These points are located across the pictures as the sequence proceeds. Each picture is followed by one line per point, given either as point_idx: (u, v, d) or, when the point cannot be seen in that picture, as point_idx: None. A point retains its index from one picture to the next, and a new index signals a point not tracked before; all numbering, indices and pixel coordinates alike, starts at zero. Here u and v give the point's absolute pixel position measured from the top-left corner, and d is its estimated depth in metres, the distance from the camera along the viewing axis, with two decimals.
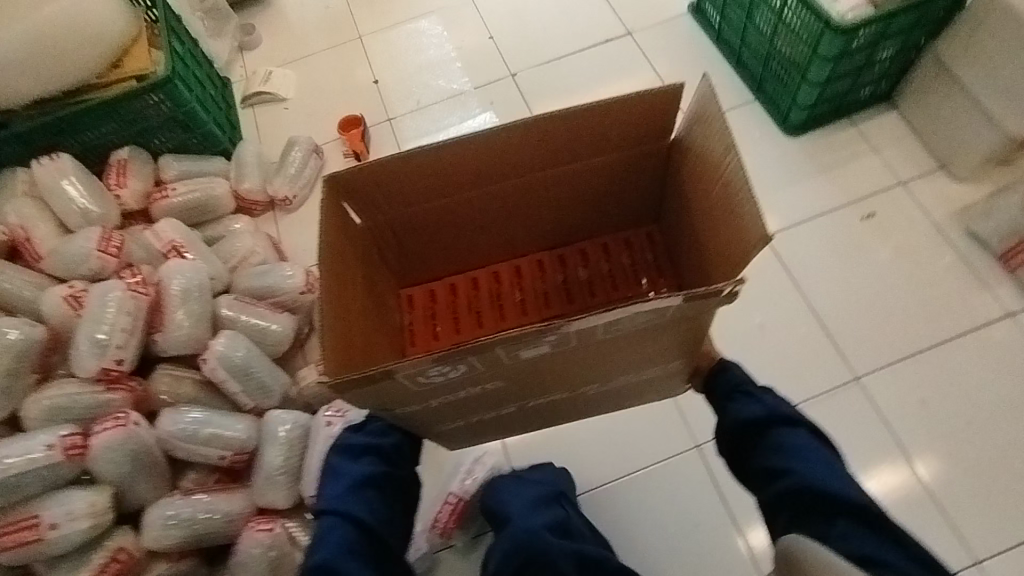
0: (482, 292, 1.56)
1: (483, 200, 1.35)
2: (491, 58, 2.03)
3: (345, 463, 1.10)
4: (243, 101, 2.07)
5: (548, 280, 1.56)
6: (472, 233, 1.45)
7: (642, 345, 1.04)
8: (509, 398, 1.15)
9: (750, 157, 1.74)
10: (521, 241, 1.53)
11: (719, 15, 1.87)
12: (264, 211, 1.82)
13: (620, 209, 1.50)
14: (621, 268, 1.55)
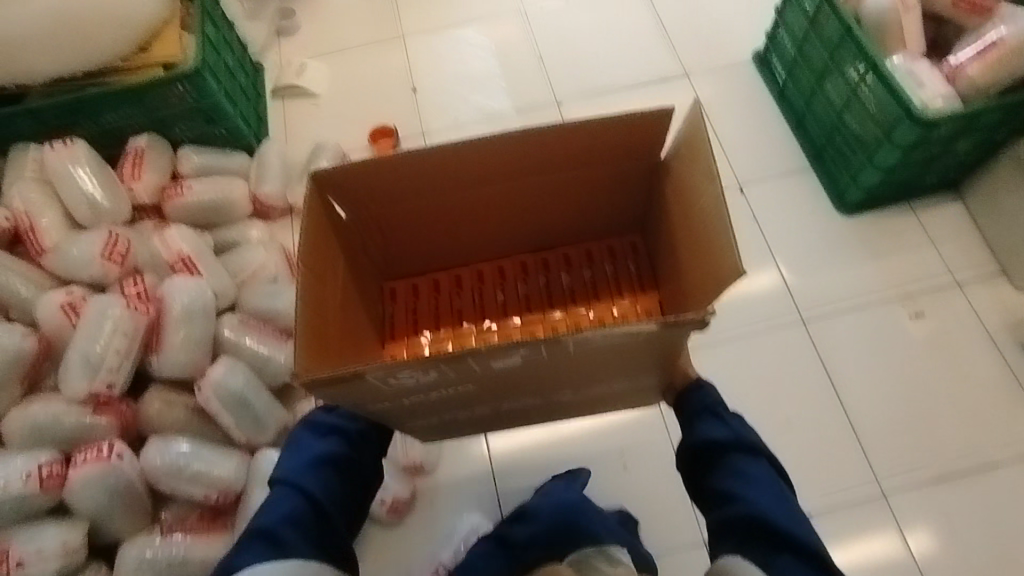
0: (464, 291, 1.51)
1: (469, 195, 1.31)
2: (538, 80, 1.92)
3: (309, 437, 1.04)
4: (273, 92, 1.97)
5: (532, 282, 1.52)
6: (455, 228, 1.42)
7: (614, 359, 1.02)
8: (482, 401, 1.11)
9: (799, 229, 1.66)
10: (507, 241, 1.49)
11: (786, 73, 1.76)
12: (281, 217, 1.72)
13: (608, 216, 1.46)
14: (606, 279, 1.50)
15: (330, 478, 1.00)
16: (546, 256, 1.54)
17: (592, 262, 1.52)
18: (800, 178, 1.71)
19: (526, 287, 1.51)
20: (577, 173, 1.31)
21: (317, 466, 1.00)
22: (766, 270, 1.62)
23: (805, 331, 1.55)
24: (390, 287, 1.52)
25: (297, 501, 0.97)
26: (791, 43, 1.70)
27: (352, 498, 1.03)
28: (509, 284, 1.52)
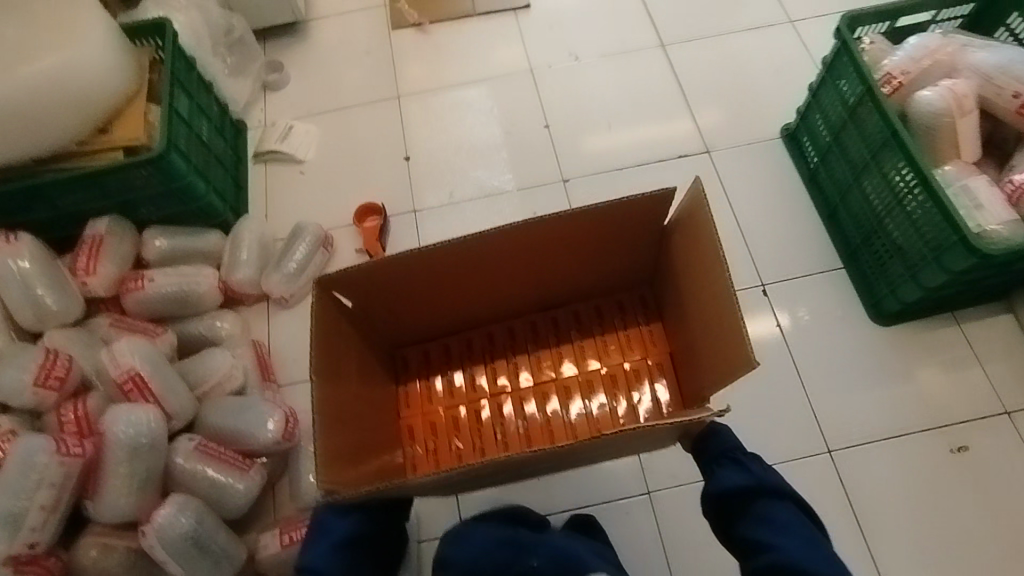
0: (479, 356, 1.41)
1: (474, 265, 1.23)
2: (543, 154, 1.77)
3: (332, 518, 0.99)
4: (255, 156, 1.83)
5: (545, 340, 1.42)
6: (466, 294, 1.32)
7: (635, 440, 1.03)
8: (500, 474, 1.08)
9: (827, 337, 1.49)
10: (516, 302, 1.39)
11: (818, 156, 1.59)
12: (255, 302, 1.61)
13: (616, 272, 1.37)
14: (616, 335, 1.41)
15: (350, 558, 0.99)
16: (556, 314, 1.44)
17: (602, 317, 1.42)
18: (827, 279, 1.55)
19: (540, 346, 1.41)
20: (583, 238, 1.24)
21: (341, 552, 0.98)
22: (789, 384, 1.44)
23: (832, 463, 1.37)
24: (401, 355, 1.42)
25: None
26: (825, 129, 1.52)
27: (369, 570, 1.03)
28: (520, 346, 1.42)
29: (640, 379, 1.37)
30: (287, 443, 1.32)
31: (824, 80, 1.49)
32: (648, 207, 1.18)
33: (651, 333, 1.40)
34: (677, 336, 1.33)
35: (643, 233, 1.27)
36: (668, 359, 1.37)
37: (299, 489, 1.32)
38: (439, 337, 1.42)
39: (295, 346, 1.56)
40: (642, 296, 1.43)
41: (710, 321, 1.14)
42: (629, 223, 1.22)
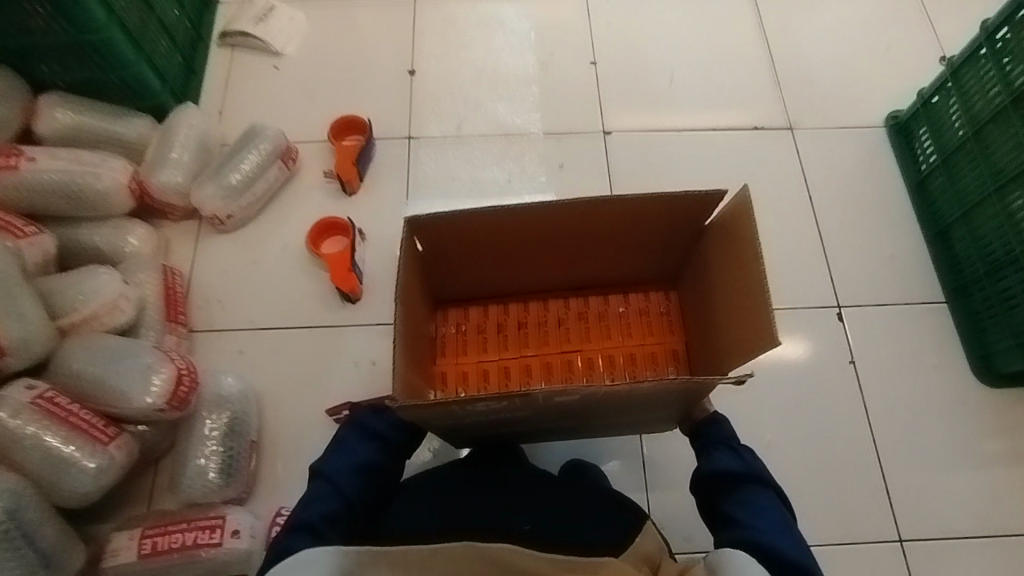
0: (510, 324, 1.07)
1: (484, 233, 0.90)
2: (585, 97, 1.39)
3: (354, 439, 0.82)
4: (220, 36, 1.43)
5: (572, 313, 1.07)
6: (486, 256, 0.96)
7: (653, 405, 0.77)
8: (448, 421, 0.75)
9: (913, 386, 1.14)
10: (539, 276, 1.04)
11: (937, 157, 1.23)
12: (183, 219, 1.23)
13: (647, 261, 1.03)
14: (635, 312, 1.07)
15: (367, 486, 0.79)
16: (584, 293, 1.09)
17: (628, 303, 1.08)
18: (921, 314, 1.19)
19: (562, 320, 1.07)
20: (618, 219, 0.90)
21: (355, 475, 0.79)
22: (857, 443, 1.09)
23: (902, 558, 1.02)
24: (441, 311, 1.07)
25: (326, 513, 0.75)
26: (961, 120, 1.16)
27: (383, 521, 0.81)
28: (542, 320, 1.07)
29: (655, 361, 1.04)
30: (175, 411, 0.96)
31: (974, 55, 1.12)
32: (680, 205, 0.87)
33: (669, 315, 1.07)
34: (696, 323, 1.00)
35: (677, 227, 0.93)
36: (685, 348, 1.04)
37: (180, 479, 0.96)
38: (476, 297, 1.07)
39: (224, 284, 1.19)
40: (664, 288, 1.08)
41: (738, 305, 0.84)
42: (666, 211, 0.88)
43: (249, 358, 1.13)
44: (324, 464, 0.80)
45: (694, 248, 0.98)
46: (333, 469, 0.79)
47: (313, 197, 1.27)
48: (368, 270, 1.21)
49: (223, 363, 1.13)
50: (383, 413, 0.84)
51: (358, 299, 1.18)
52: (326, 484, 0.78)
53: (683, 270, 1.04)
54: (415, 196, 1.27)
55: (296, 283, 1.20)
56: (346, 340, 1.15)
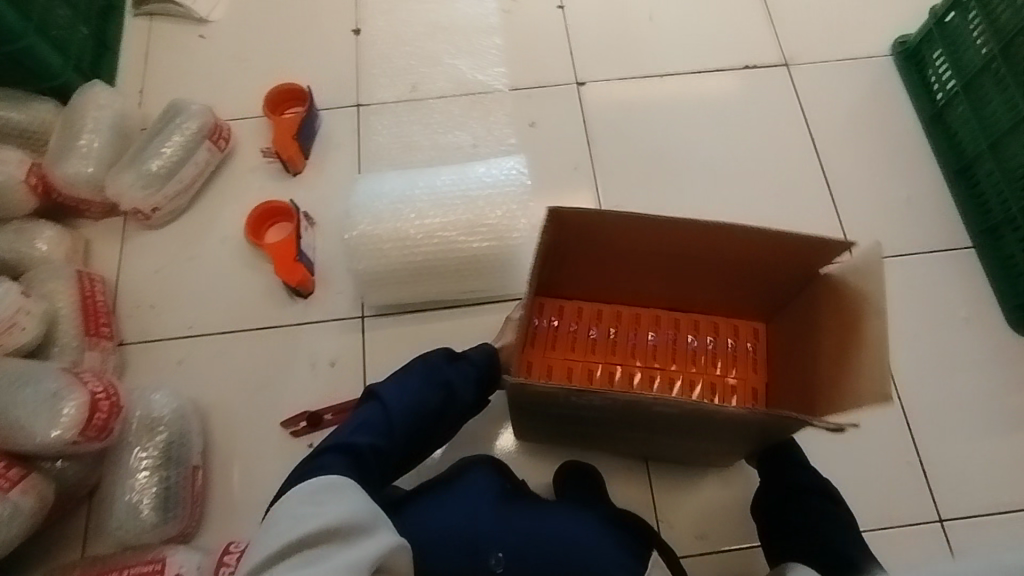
0: (602, 330, 0.96)
1: (606, 231, 0.80)
2: (554, 45, 1.23)
3: (422, 378, 0.79)
4: (134, 3, 1.25)
5: (661, 332, 0.97)
6: (594, 256, 0.87)
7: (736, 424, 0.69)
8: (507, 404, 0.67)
9: (944, 344, 1.01)
10: (638, 285, 0.93)
11: (960, 83, 1.09)
12: (103, 216, 1.07)
13: (748, 295, 0.91)
14: (722, 345, 0.96)
15: (415, 422, 0.76)
16: (676, 314, 0.98)
17: (718, 334, 0.96)
18: (944, 261, 1.06)
19: (648, 337, 0.96)
20: (741, 249, 0.80)
21: (410, 411, 0.76)
22: (884, 412, 0.97)
23: (943, 539, 0.91)
24: (538, 301, 0.97)
25: (371, 444, 0.73)
26: (983, 36, 1.03)
27: (417, 457, 0.79)
28: (631, 333, 0.96)
29: (731, 397, 0.93)
30: (96, 443, 0.83)
31: None
32: (810, 248, 0.75)
33: (756, 354, 0.95)
34: (787, 367, 0.89)
35: (795, 269, 0.81)
36: (767, 390, 0.93)
37: (108, 520, 0.84)
38: (573, 294, 0.97)
39: (155, 287, 1.04)
40: (755, 323, 0.97)
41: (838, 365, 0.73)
42: (795, 251, 0.77)
43: (189, 370, 0.99)
44: (390, 388, 0.77)
45: (801, 294, 0.86)
46: (394, 396, 0.76)
47: (251, 179, 1.11)
48: (320, 259, 1.06)
49: (160, 377, 0.98)
50: (462, 360, 0.81)
51: (310, 293, 1.03)
52: (381, 409, 0.76)
53: (783, 311, 0.92)
54: (369, 170, 1.12)
55: (238, 279, 1.05)
56: (299, 341, 1.00)
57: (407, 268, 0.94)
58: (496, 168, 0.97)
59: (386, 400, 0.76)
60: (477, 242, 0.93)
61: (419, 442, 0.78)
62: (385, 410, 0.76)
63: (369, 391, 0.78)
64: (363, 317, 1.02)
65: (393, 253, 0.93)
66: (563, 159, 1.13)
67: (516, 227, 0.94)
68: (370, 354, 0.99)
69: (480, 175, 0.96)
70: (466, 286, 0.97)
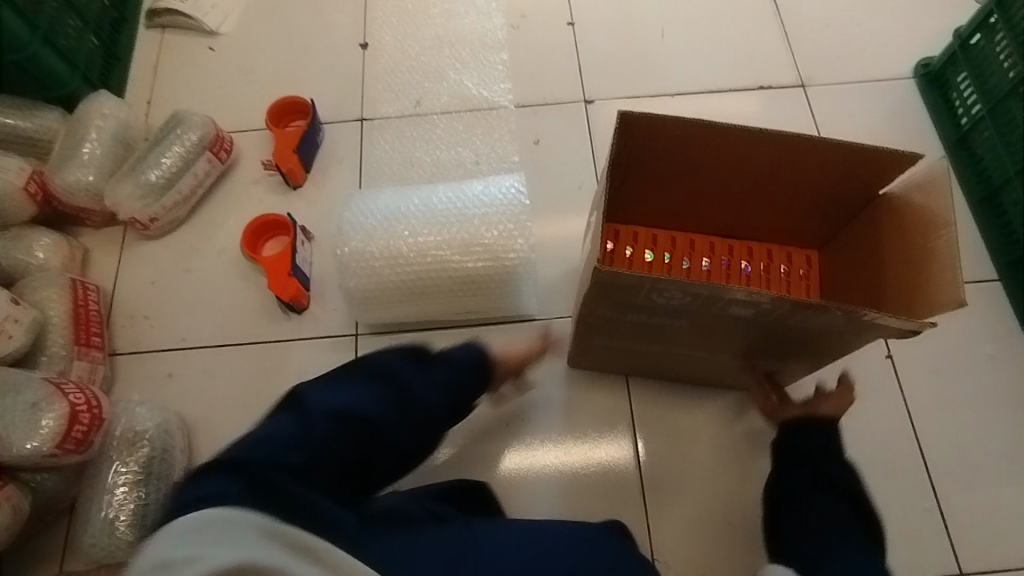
0: (657, 255, 0.89)
1: (671, 145, 0.72)
2: (562, 63, 1.20)
3: (360, 379, 0.64)
4: (148, 16, 1.26)
5: (715, 259, 0.90)
6: (647, 179, 0.79)
7: (808, 337, 0.68)
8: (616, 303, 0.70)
9: (966, 381, 0.95)
10: (691, 211, 0.86)
11: (984, 106, 1.04)
12: (103, 225, 1.07)
13: (801, 220, 0.84)
14: (774, 272, 0.89)
15: (355, 434, 0.59)
16: (729, 242, 0.91)
17: (771, 262, 0.89)
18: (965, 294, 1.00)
19: (702, 264, 0.89)
20: (799, 170, 0.73)
21: (346, 417, 0.59)
22: (899, 452, 0.91)
23: None
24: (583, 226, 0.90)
25: (269, 457, 0.51)
26: (1012, 59, 0.98)
27: (355, 491, 0.59)
28: (684, 261, 0.89)
29: None
30: (76, 455, 0.82)
31: None
32: (878, 161, 0.68)
33: (809, 282, 0.88)
34: (844, 292, 0.82)
35: (853, 188, 0.74)
36: None
37: (85, 535, 0.82)
38: (626, 220, 0.90)
39: (151, 299, 1.03)
40: (806, 252, 0.89)
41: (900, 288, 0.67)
42: (859, 168, 0.70)
43: (179, 384, 0.97)
44: (318, 393, 0.60)
45: (855, 218, 0.79)
46: (326, 400, 0.59)
47: (252, 193, 1.11)
48: (316, 274, 1.04)
49: (150, 390, 0.97)
50: (438, 365, 0.70)
51: (304, 308, 1.01)
52: (302, 417, 0.57)
53: (837, 237, 0.84)
54: (370, 185, 1.11)
55: (233, 293, 1.03)
56: (292, 357, 0.98)
57: (400, 287, 0.91)
58: (495, 186, 0.94)
59: (309, 407, 0.58)
60: (473, 262, 0.90)
61: (354, 467, 0.59)
62: (305, 417, 0.57)
63: (290, 396, 0.60)
64: (357, 335, 0.99)
65: (386, 272, 0.90)
66: (567, 179, 1.10)
67: (513, 246, 0.90)
68: None
69: (477, 193, 0.94)
70: (462, 306, 0.95)
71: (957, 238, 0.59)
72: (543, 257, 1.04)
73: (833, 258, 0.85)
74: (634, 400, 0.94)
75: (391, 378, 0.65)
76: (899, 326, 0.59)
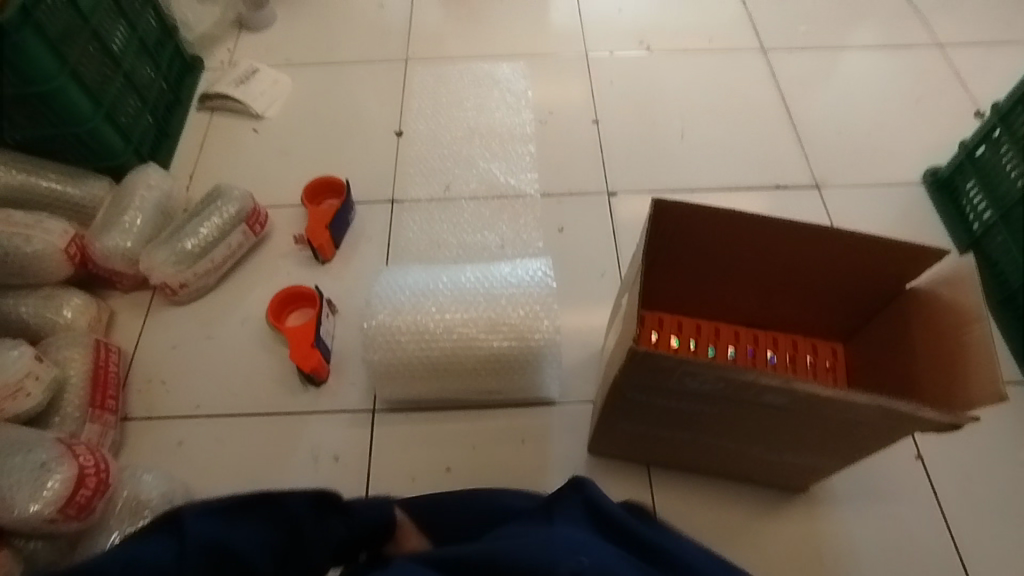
0: (683, 342, 0.89)
1: (702, 234, 0.74)
2: (586, 156, 1.27)
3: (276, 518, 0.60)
4: (200, 100, 1.35)
5: (742, 348, 0.89)
6: (677, 267, 0.81)
7: (844, 430, 0.67)
8: (647, 390, 0.69)
9: (1004, 489, 0.91)
10: (719, 299, 0.87)
11: (994, 211, 1.07)
12: (133, 289, 1.09)
13: (826, 311, 0.84)
14: (801, 363, 0.88)
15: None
16: (754, 330, 0.91)
17: (796, 352, 0.89)
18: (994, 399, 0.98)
19: (728, 352, 0.89)
20: (826, 263, 0.74)
21: (214, 555, 0.56)
22: (939, 563, 0.86)
23: None
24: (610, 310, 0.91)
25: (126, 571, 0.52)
26: (1018, 169, 1.02)
27: None
28: (709, 348, 0.90)
29: None
30: (75, 521, 0.78)
31: None
32: (903, 255, 0.70)
33: (835, 373, 0.87)
34: (873, 385, 0.81)
35: (879, 280, 0.75)
36: None
37: None
38: (654, 306, 0.90)
39: (170, 364, 1.03)
40: (831, 344, 0.89)
41: (934, 382, 0.67)
42: (885, 261, 0.72)
43: (188, 453, 0.95)
44: (202, 518, 0.57)
45: (881, 311, 0.80)
46: (206, 530, 0.56)
47: (281, 265, 1.13)
48: (337, 347, 1.04)
49: (158, 457, 0.94)
50: (340, 516, 0.63)
51: (323, 381, 1.00)
52: (174, 547, 0.55)
53: (862, 329, 0.85)
54: (396, 263, 1.13)
55: (252, 362, 1.03)
56: (306, 431, 0.96)
57: (424, 361, 0.91)
58: (522, 268, 0.96)
59: (185, 534, 0.56)
60: (498, 340, 0.90)
61: None
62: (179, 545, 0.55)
63: (173, 511, 0.58)
64: (374, 411, 0.98)
65: (410, 346, 0.90)
66: (590, 266, 1.13)
67: (538, 327, 0.91)
68: (376, 449, 0.94)
69: (504, 274, 0.95)
70: (484, 385, 0.94)
71: (992, 332, 0.59)
72: (565, 341, 1.05)
73: (860, 351, 0.85)
74: (657, 494, 0.90)
75: (288, 526, 0.61)
76: (940, 419, 0.58)
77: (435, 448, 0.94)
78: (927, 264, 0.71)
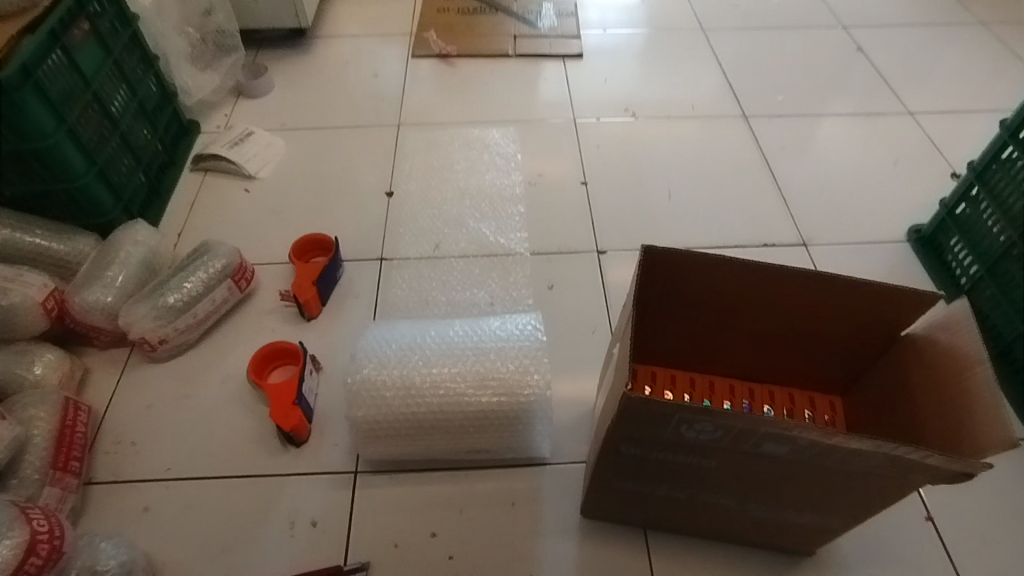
0: (678, 396, 0.86)
1: (694, 282, 0.73)
2: (575, 215, 1.28)
3: None
4: (194, 161, 1.37)
5: (739, 403, 0.87)
6: (670, 318, 0.80)
7: (850, 482, 0.63)
8: (642, 443, 0.66)
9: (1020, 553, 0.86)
10: (714, 351, 0.85)
11: (980, 266, 1.08)
12: (110, 345, 1.06)
13: (822, 363, 0.83)
14: (800, 417, 0.86)
15: None
16: (750, 384, 0.89)
17: (793, 406, 0.87)
18: (999, 456, 0.95)
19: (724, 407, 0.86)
20: (820, 311, 0.74)
21: None
22: None
23: None
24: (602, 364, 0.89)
25: None
26: (1000, 224, 1.04)
27: None
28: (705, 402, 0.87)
29: None
30: None
31: (1001, 156, 1.04)
32: (897, 302, 0.69)
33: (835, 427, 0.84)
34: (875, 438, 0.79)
35: (874, 327, 0.74)
36: None
37: None
38: (647, 359, 0.88)
39: (142, 424, 0.98)
40: (829, 398, 0.87)
41: (940, 432, 0.65)
42: (879, 308, 0.71)
43: (154, 520, 0.88)
44: None
45: (878, 362, 0.78)
46: None
47: (265, 322, 1.11)
48: (319, 405, 1.00)
49: (120, 524, 0.88)
50: None
51: (303, 441, 0.96)
52: None
53: (859, 381, 0.83)
54: (383, 319, 1.11)
55: (229, 422, 0.98)
56: (281, 494, 0.91)
57: (411, 418, 0.87)
58: (512, 323, 0.95)
59: None
60: (487, 396, 0.87)
61: None
62: None
63: None
64: (355, 473, 0.93)
65: (396, 403, 0.87)
66: (580, 322, 1.11)
67: (529, 381, 0.88)
68: (356, 514, 0.89)
69: (494, 329, 0.94)
70: (473, 444, 0.90)
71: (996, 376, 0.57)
72: (556, 398, 1.01)
73: (859, 404, 0.83)
74: (655, 560, 0.84)
75: None
76: (951, 466, 0.55)
77: (419, 512, 0.89)
78: (921, 311, 0.70)
